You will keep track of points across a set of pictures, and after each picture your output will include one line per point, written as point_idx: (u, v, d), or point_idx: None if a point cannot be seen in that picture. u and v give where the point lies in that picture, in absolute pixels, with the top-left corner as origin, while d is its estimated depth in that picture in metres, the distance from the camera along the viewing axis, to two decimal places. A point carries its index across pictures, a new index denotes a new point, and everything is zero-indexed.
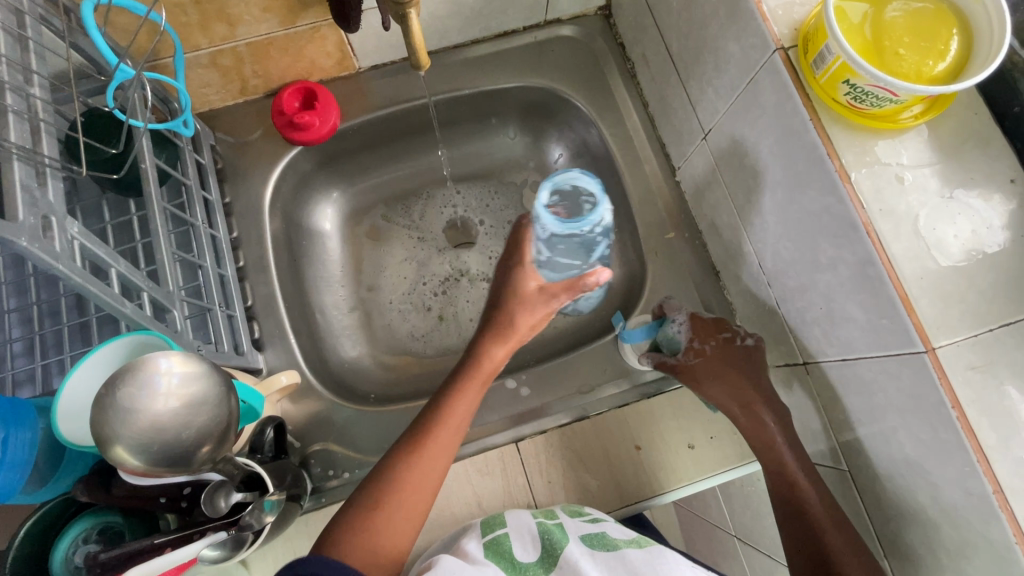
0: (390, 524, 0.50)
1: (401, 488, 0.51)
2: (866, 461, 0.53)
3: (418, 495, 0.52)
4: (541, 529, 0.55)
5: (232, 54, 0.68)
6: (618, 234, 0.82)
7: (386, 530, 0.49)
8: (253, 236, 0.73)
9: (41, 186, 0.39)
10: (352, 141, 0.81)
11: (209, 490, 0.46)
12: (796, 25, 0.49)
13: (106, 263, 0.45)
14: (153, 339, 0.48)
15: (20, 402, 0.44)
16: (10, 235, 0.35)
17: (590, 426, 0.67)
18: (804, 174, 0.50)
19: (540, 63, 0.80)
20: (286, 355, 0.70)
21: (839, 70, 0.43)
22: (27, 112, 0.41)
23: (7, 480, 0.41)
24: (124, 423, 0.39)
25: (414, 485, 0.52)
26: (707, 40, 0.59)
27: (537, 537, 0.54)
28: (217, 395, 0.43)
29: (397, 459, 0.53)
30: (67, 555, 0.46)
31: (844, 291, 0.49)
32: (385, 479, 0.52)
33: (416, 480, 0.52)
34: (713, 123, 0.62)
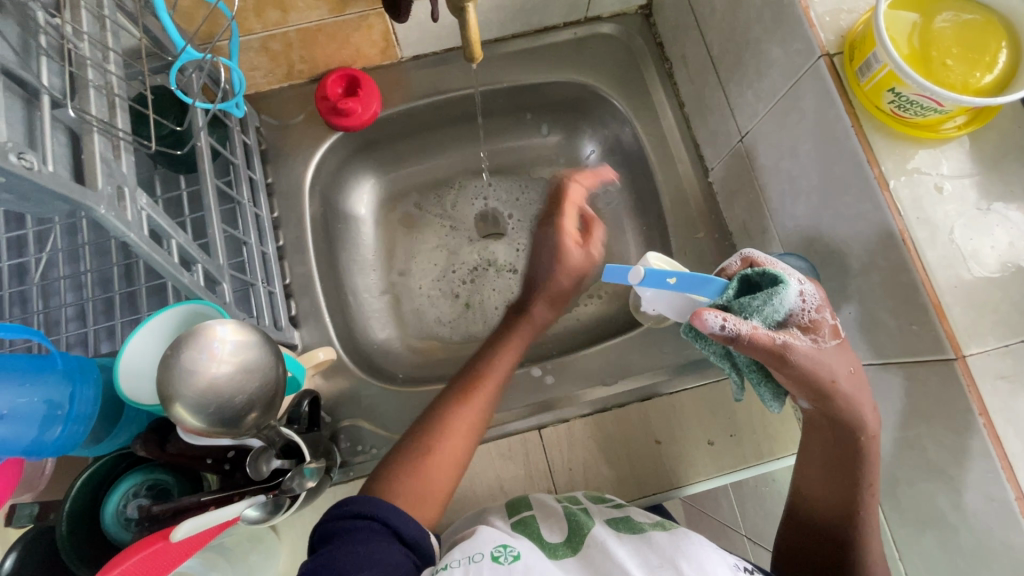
0: (449, 469, 0.55)
1: (455, 434, 0.57)
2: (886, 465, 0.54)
3: (460, 446, 0.57)
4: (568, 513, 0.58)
5: (283, 39, 0.70)
6: (647, 232, 0.83)
7: (440, 460, 0.55)
8: (292, 216, 0.75)
9: (117, 158, 0.41)
10: (391, 129, 0.83)
11: (253, 454, 0.49)
12: (843, 33, 0.50)
13: (168, 233, 0.47)
14: (207, 308, 0.50)
15: (85, 360, 0.47)
16: (90, 202, 0.38)
17: (611, 418, 0.69)
18: (842, 180, 0.51)
19: (578, 59, 0.81)
20: (320, 333, 0.72)
21: (885, 78, 0.44)
22: (106, 87, 0.43)
23: (71, 432, 0.44)
24: (185, 381, 0.42)
25: (466, 427, 0.57)
26: (750, 43, 0.59)
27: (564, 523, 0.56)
28: (266, 364, 0.45)
29: (452, 405, 0.59)
30: (118, 507, 0.49)
31: (875, 296, 0.50)
32: (438, 425, 0.57)
33: (470, 416, 0.58)
34: (751, 125, 0.63)
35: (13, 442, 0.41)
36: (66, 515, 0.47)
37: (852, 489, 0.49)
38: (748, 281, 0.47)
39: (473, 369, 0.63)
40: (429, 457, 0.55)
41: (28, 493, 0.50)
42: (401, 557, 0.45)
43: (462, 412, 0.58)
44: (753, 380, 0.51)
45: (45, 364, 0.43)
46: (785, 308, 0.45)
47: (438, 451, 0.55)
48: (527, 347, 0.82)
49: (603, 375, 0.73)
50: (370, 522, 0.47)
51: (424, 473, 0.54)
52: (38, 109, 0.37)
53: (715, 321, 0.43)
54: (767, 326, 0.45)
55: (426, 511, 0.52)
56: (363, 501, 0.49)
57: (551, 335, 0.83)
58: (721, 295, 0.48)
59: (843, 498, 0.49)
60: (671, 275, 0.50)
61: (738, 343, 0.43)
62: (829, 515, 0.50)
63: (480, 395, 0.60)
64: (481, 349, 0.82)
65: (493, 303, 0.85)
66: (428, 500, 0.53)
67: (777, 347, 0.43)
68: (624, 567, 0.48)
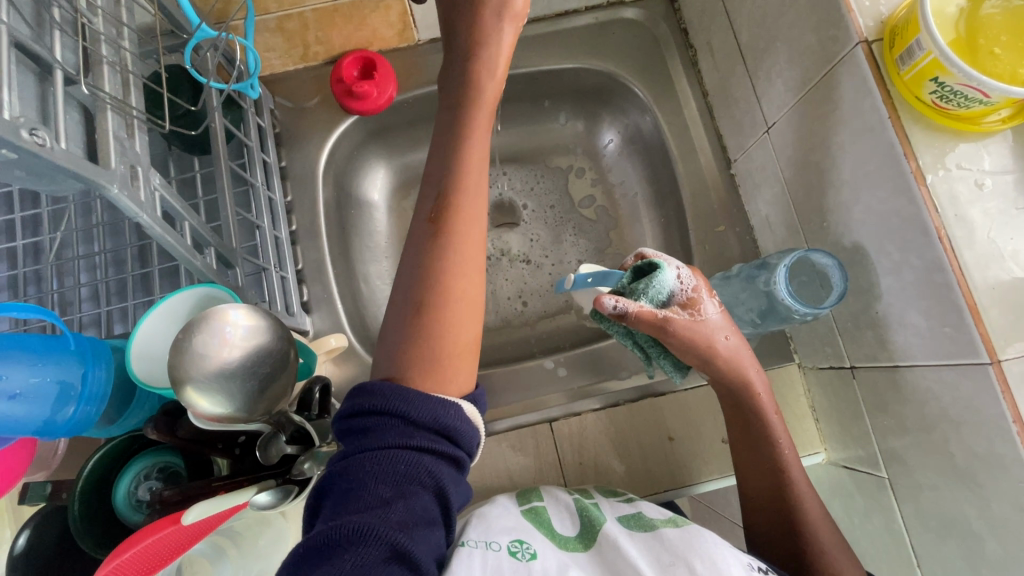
0: (462, 308, 0.44)
1: (468, 271, 0.45)
2: (909, 470, 0.53)
3: (472, 265, 0.45)
4: (579, 506, 0.57)
5: (298, 20, 0.70)
6: (665, 224, 0.81)
7: (452, 343, 0.43)
8: (306, 201, 0.75)
9: (130, 137, 0.41)
10: (407, 114, 0.81)
11: (264, 438, 0.49)
12: (883, 19, 0.47)
13: (180, 215, 0.46)
14: (220, 293, 0.50)
15: (98, 341, 0.46)
16: (101, 181, 0.37)
17: (624, 413, 0.68)
18: (875, 174, 0.49)
19: (599, 45, 0.79)
20: (332, 320, 0.72)
21: (928, 66, 0.42)
22: (120, 64, 0.42)
23: (84, 413, 0.44)
24: (197, 365, 0.41)
25: (471, 264, 0.45)
26: (782, 30, 0.57)
27: (575, 517, 0.56)
28: (278, 349, 0.45)
29: (443, 240, 0.45)
30: (130, 489, 0.49)
31: (906, 296, 0.48)
32: (446, 235, 0.45)
33: (475, 252, 0.45)
34: (779, 116, 0.61)
35: (26, 420, 0.41)
36: (78, 495, 0.47)
37: (765, 452, 0.55)
38: (639, 270, 0.55)
39: (437, 195, 0.46)
40: (438, 305, 0.43)
41: (41, 472, 0.51)
42: (431, 465, 0.39)
43: (459, 240, 0.45)
44: (656, 356, 0.59)
45: (58, 344, 0.43)
46: (666, 289, 0.54)
47: (440, 316, 0.43)
48: (539, 339, 0.81)
49: (616, 370, 0.72)
50: (393, 420, 0.40)
51: (440, 332, 0.43)
52: (51, 84, 0.37)
53: (610, 304, 0.52)
54: (654, 305, 0.54)
55: (459, 368, 0.43)
56: (379, 390, 0.41)
57: (563, 327, 0.82)
58: (618, 284, 0.56)
59: (766, 463, 0.55)
60: (587, 274, 0.60)
61: (629, 320, 0.52)
62: (765, 485, 0.54)
63: (466, 209, 0.46)
64: (493, 339, 0.81)
65: (505, 293, 0.84)
66: (456, 363, 0.44)
67: (658, 321, 0.52)
68: (635, 566, 0.47)
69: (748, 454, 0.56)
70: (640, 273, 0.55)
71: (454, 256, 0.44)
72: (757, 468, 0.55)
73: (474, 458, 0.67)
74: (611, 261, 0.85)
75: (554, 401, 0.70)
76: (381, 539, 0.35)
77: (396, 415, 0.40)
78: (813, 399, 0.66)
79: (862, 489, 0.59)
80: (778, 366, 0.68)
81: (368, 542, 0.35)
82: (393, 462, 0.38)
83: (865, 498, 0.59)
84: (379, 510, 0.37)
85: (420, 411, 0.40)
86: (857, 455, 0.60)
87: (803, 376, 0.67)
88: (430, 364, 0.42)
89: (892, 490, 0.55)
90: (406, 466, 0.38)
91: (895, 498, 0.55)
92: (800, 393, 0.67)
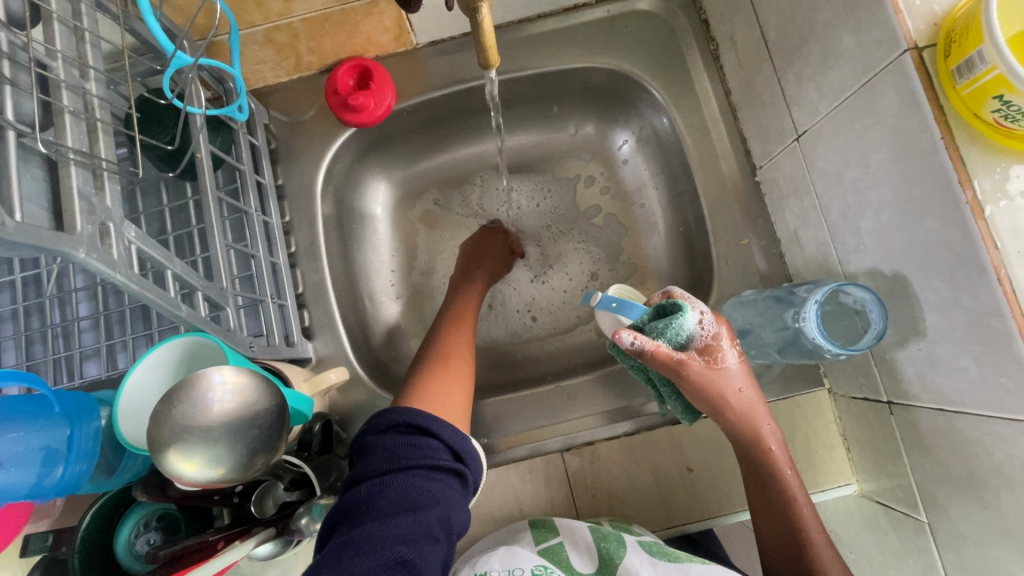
0: (458, 346, 0.63)
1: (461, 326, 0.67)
2: (953, 520, 0.48)
3: (460, 335, 0.65)
4: (598, 535, 0.54)
5: (287, 30, 0.65)
6: (685, 234, 0.75)
7: (457, 374, 0.59)
8: (304, 221, 0.72)
9: (98, 192, 0.38)
10: (407, 123, 0.77)
11: (259, 493, 0.50)
12: (936, 19, 0.41)
13: (163, 265, 0.44)
14: (208, 342, 0.47)
15: (84, 397, 0.45)
16: (66, 247, 0.34)
17: (640, 440, 0.64)
18: (923, 199, 0.43)
19: (612, 41, 0.73)
20: (334, 345, 0.69)
21: (991, 83, 0.36)
22: (84, 110, 0.39)
23: (75, 472, 0.42)
24: (181, 434, 0.39)
25: (460, 338, 0.65)
26: (815, 29, 0.51)
27: (592, 543, 0.54)
28: (267, 411, 0.42)
29: (446, 317, 0.68)
30: (130, 539, 0.48)
31: (955, 337, 0.43)
32: (444, 325, 0.67)
33: (466, 322, 0.68)
34: (810, 124, 0.55)
35: (11, 489, 0.39)
36: (79, 546, 0.46)
37: (780, 505, 0.52)
38: (662, 309, 0.53)
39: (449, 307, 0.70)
40: (440, 350, 0.62)
41: (45, 521, 0.50)
42: (441, 494, 0.45)
43: (453, 329, 0.66)
44: (667, 396, 0.58)
45: (42, 407, 0.42)
46: (686, 331, 0.52)
47: (440, 348, 0.63)
48: (550, 358, 0.77)
49: (632, 395, 0.68)
50: (432, 441, 0.48)
51: (439, 373, 0.59)
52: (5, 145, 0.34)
53: (628, 339, 0.50)
54: (672, 346, 0.52)
55: (452, 401, 0.56)
56: (419, 414, 0.49)
57: (576, 345, 0.78)
58: (639, 319, 0.54)
59: (778, 511, 0.52)
60: (613, 299, 0.56)
61: (644, 357, 0.50)
62: (780, 535, 0.52)
63: (455, 312, 0.69)
64: (503, 357, 0.78)
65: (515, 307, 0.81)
66: (451, 398, 0.56)
67: (672, 361, 0.50)
68: None
69: (764, 507, 0.53)
70: (666, 310, 0.53)
71: (445, 343, 0.63)
72: (774, 523, 0.52)
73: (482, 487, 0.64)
74: (624, 272, 0.80)
75: (567, 429, 0.67)
76: (385, 549, 0.39)
77: (431, 437, 0.48)
78: (843, 428, 0.62)
79: (898, 530, 0.55)
80: (806, 391, 0.64)
81: (376, 550, 0.39)
82: (407, 481, 0.44)
83: (901, 539, 0.55)
84: (387, 522, 0.41)
85: (452, 438, 0.49)
86: (892, 493, 0.56)
87: (833, 403, 0.63)
88: (437, 388, 0.56)
89: (932, 536, 0.51)
90: (424, 489, 0.44)
91: (935, 544, 0.51)
92: (830, 421, 0.63)
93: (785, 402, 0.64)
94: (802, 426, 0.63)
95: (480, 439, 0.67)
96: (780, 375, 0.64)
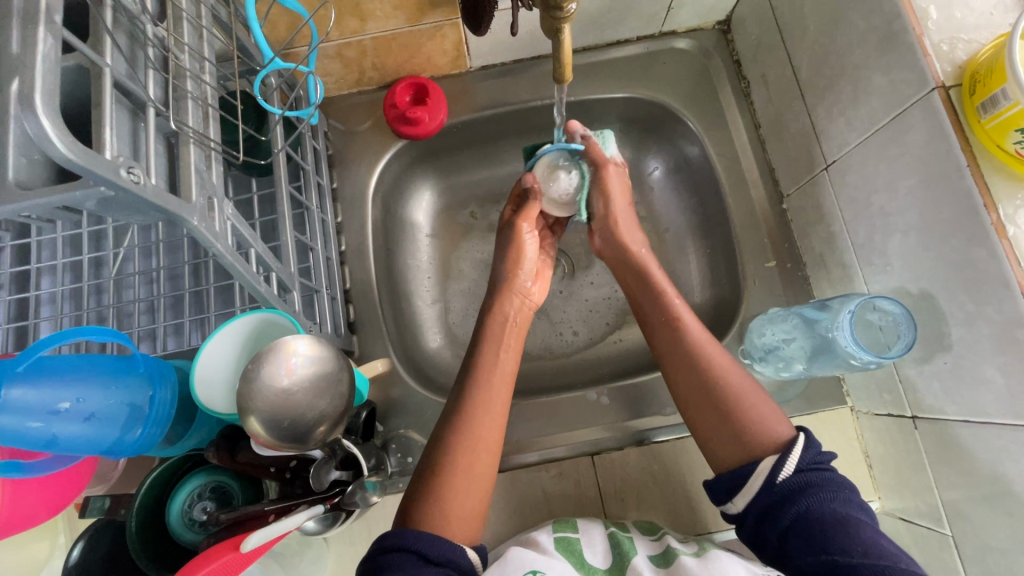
0: (483, 452, 0.53)
1: (498, 390, 0.57)
2: (978, 530, 0.50)
3: (489, 427, 0.55)
4: (613, 540, 0.53)
5: (357, 47, 0.71)
6: (712, 256, 0.79)
7: (478, 476, 0.53)
8: (355, 222, 0.76)
9: (208, 169, 0.42)
10: (455, 139, 0.82)
11: (316, 465, 0.51)
12: (960, 63, 0.46)
13: (250, 244, 0.47)
14: (280, 318, 0.51)
15: (164, 362, 0.47)
16: (184, 214, 0.38)
17: (668, 448, 0.66)
18: (949, 221, 0.47)
19: (650, 75, 0.79)
20: (375, 341, 0.72)
21: (1013, 117, 0.40)
22: (201, 97, 0.43)
23: (151, 433, 0.45)
24: (261, 394, 0.43)
25: (495, 419, 0.56)
26: (847, 68, 0.56)
27: (608, 548, 0.53)
28: (339, 379, 0.46)
29: (475, 386, 0.57)
30: (184, 507, 0.50)
31: (981, 350, 0.46)
32: (470, 407, 0.55)
33: (501, 391, 0.58)
34: (840, 154, 0.60)
35: (97, 441, 0.42)
36: (136, 511, 0.48)
37: (699, 385, 0.55)
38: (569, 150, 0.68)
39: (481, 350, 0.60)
40: (462, 447, 0.53)
41: (101, 486, 0.55)
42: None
43: (487, 397, 0.56)
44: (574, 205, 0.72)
45: (129, 366, 0.45)
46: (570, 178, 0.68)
47: (469, 427, 0.54)
48: (580, 368, 0.79)
49: (660, 405, 0.70)
50: (406, 553, 0.47)
51: (461, 488, 0.51)
52: (144, 121, 0.38)
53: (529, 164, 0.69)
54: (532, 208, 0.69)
55: (462, 519, 0.51)
56: (397, 532, 0.48)
57: (604, 356, 0.80)
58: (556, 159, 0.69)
59: (704, 390, 0.54)
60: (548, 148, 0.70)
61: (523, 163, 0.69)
62: (710, 416, 0.53)
63: (487, 384, 0.57)
64: (533, 365, 0.80)
65: (547, 318, 0.83)
66: (461, 514, 0.51)
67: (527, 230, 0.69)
68: None
69: (690, 393, 0.55)
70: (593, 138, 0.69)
71: (474, 424, 0.55)
72: (712, 413, 0.53)
73: (513, 487, 0.66)
74: None
75: (597, 434, 0.69)
76: None
77: (403, 549, 0.47)
78: (866, 444, 0.64)
79: (922, 545, 0.56)
80: (829, 408, 0.66)
81: None
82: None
83: (924, 554, 0.56)
84: None
85: (428, 546, 0.47)
86: (915, 508, 0.58)
87: (855, 420, 0.65)
88: (454, 498, 0.51)
89: (956, 549, 0.53)
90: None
91: (960, 557, 0.52)
92: (852, 438, 0.65)
93: (809, 418, 0.66)
94: (826, 442, 0.65)
95: (511, 440, 0.69)
96: (804, 391, 0.67)
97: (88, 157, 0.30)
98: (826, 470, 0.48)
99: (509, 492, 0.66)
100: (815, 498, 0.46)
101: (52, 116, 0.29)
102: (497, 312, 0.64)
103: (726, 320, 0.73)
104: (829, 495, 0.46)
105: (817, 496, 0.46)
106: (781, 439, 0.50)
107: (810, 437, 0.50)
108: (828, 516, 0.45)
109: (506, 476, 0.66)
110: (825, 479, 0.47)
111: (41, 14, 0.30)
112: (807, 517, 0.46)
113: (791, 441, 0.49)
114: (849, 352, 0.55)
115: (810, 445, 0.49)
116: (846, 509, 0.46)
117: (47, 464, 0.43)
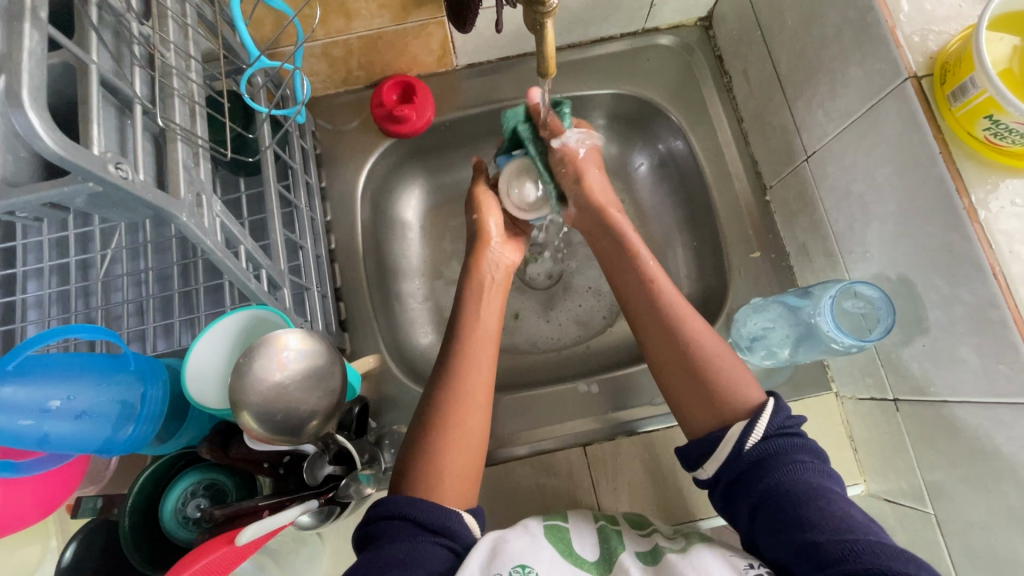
0: (477, 408, 0.55)
1: (488, 350, 0.59)
2: (959, 508, 0.51)
3: (478, 384, 0.56)
4: (602, 535, 0.53)
5: (344, 46, 0.71)
6: (698, 249, 0.80)
7: (472, 434, 0.54)
8: (344, 220, 0.76)
9: (196, 166, 0.42)
10: (442, 137, 0.83)
11: (310, 460, 0.51)
12: (932, 54, 0.48)
13: (239, 240, 0.47)
14: (270, 314, 0.51)
15: (155, 361, 0.47)
16: (173, 209, 0.38)
17: (658, 437, 0.68)
18: (923, 209, 0.49)
19: (634, 71, 0.80)
20: (367, 338, 0.73)
21: (982, 104, 0.42)
22: (188, 95, 0.43)
23: (143, 431, 0.45)
24: (253, 388, 0.43)
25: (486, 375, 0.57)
26: (824, 61, 0.57)
27: (597, 541, 0.53)
28: (330, 372, 0.46)
29: (462, 347, 0.58)
30: (178, 505, 0.50)
31: (958, 331, 0.47)
32: (457, 364, 0.57)
33: (489, 345, 0.59)
34: (820, 144, 0.61)
35: (89, 438, 0.42)
36: (130, 509, 0.48)
37: (673, 341, 0.56)
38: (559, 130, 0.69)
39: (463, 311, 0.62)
40: (453, 407, 0.54)
41: (93, 485, 0.55)
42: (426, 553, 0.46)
43: (475, 352, 0.58)
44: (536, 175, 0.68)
45: (119, 364, 0.45)
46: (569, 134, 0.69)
47: (462, 380, 0.56)
48: (571, 361, 0.80)
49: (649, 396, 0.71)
50: (404, 522, 0.47)
51: (451, 448, 0.52)
52: (131, 118, 0.38)
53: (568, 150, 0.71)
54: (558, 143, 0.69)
55: (457, 479, 0.51)
56: (395, 500, 0.49)
57: (594, 349, 0.80)
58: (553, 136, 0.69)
59: (678, 351, 0.55)
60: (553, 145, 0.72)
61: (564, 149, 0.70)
62: (686, 379, 0.54)
63: (477, 341, 0.59)
64: (525, 360, 0.80)
65: (537, 313, 0.83)
66: (456, 476, 0.51)
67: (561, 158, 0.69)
68: None
69: (659, 350, 0.57)
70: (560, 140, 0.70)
71: (465, 377, 0.56)
72: (686, 378, 0.54)
73: (507, 479, 0.67)
74: None
75: (588, 425, 0.70)
76: None
77: (401, 517, 0.48)
78: (850, 428, 0.65)
79: (906, 524, 0.58)
80: (815, 394, 0.68)
81: None
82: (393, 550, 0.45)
83: (909, 533, 0.58)
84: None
85: (426, 515, 0.48)
86: (899, 489, 0.59)
87: (840, 405, 0.67)
88: (450, 453, 0.52)
89: (939, 527, 0.54)
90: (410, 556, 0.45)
91: (942, 534, 0.54)
92: (837, 422, 0.66)
93: (795, 404, 0.67)
94: (811, 427, 0.66)
95: (503, 433, 0.70)
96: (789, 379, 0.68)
97: (73, 150, 0.31)
98: (793, 434, 0.49)
99: (502, 484, 0.67)
100: (788, 468, 0.47)
101: (43, 112, 0.29)
102: (478, 271, 0.66)
103: (713, 310, 0.74)
104: (798, 463, 0.47)
105: (785, 465, 0.47)
106: (752, 404, 0.51)
107: (781, 403, 0.50)
108: (799, 486, 0.46)
109: (499, 468, 0.67)
110: (797, 447, 0.48)
111: (26, 10, 0.30)
112: (781, 490, 0.46)
113: (761, 405, 0.50)
114: (841, 342, 0.56)
115: (779, 410, 0.50)
116: (818, 481, 0.46)
117: (39, 463, 0.43)
